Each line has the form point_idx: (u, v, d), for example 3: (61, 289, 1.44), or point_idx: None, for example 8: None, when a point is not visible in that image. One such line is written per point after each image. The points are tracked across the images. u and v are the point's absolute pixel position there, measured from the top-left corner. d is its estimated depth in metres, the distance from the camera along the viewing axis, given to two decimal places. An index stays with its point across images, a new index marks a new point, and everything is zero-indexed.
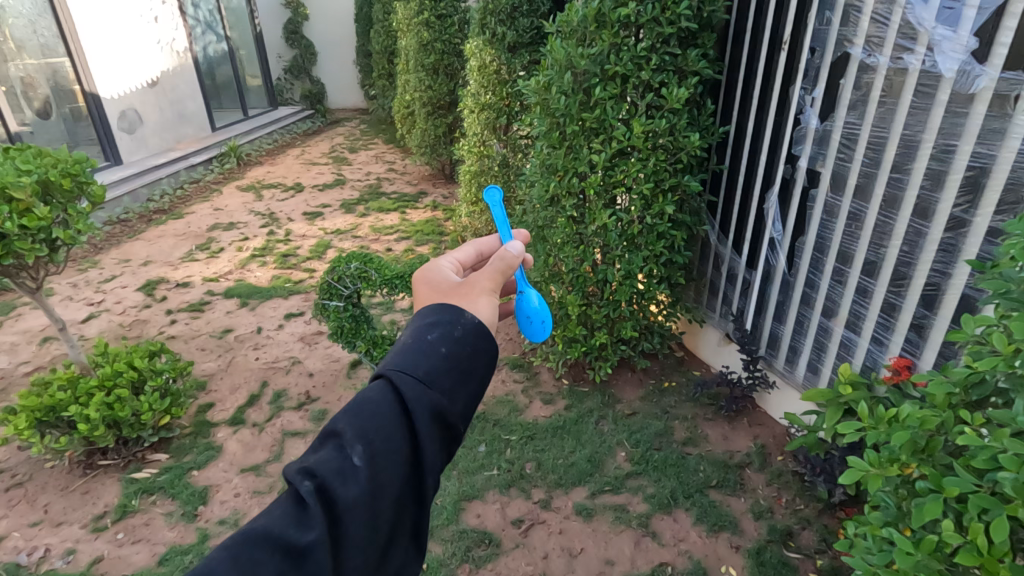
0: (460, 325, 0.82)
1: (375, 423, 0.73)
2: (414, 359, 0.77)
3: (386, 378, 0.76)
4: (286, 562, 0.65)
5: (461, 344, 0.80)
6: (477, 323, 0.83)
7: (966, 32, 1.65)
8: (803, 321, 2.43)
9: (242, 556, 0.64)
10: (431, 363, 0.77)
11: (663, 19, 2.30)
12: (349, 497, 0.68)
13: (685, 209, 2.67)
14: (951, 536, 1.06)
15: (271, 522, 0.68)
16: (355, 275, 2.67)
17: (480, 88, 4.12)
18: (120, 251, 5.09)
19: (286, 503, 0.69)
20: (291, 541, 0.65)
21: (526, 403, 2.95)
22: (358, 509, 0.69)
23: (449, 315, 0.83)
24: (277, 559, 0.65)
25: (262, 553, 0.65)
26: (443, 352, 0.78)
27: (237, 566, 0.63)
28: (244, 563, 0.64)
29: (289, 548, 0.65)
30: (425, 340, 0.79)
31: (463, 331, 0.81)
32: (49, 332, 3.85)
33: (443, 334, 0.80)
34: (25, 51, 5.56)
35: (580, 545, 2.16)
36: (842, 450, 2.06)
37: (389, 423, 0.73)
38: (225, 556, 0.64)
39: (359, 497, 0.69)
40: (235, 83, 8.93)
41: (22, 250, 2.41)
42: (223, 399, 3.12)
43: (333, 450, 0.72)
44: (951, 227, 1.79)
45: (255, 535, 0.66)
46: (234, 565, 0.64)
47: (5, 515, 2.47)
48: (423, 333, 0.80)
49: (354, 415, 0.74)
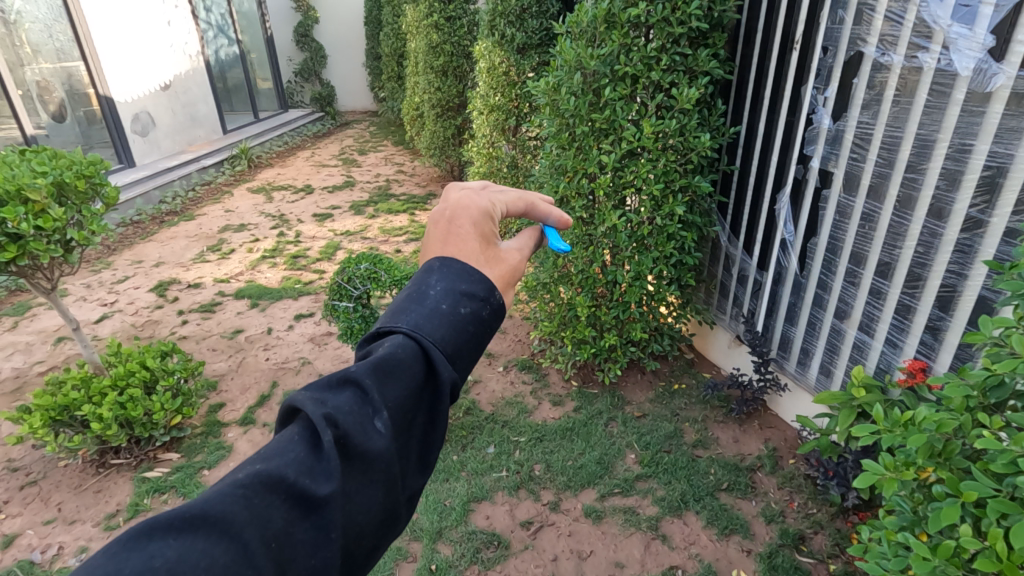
0: (490, 306, 0.77)
1: (401, 386, 0.67)
2: (444, 329, 0.72)
3: (414, 339, 0.70)
4: (297, 510, 0.61)
5: (487, 324, 0.76)
6: (501, 306, 0.79)
7: (982, 30, 1.62)
8: (815, 322, 2.40)
9: (256, 500, 0.59)
10: (459, 339, 0.73)
11: (673, 19, 2.29)
12: (370, 453, 0.64)
13: (695, 209, 2.65)
14: (969, 542, 1.04)
15: (284, 465, 0.62)
16: (364, 276, 2.68)
17: (490, 90, 4.13)
18: (132, 252, 5.15)
19: (300, 447, 0.63)
20: (307, 492, 0.61)
21: (534, 404, 2.95)
22: (374, 467, 0.65)
23: (481, 290, 0.78)
24: (288, 507, 0.60)
25: (274, 498, 0.60)
26: (470, 331, 0.74)
27: (251, 509, 0.59)
28: (257, 506, 0.59)
29: (303, 498, 0.61)
30: (458, 313, 0.74)
31: (490, 313, 0.77)
32: (63, 332, 3.90)
33: (474, 311, 0.76)
34: (41, 55, 5.62)
35: (589, 547, 2.15)
36: (856, 454, 2.03)
37: (414, 390, 0.69)
38: (238, 496, 0.59)
39: (380, 456, 0.65)
40: (246, 86, 9.01)
41: (37, 251, 2.44)
42: (234, 399, 3.14)
43: (352, 399, 0.66)
44: (967, 227, 1.77)
45: (268, 477, 0.61)
46: (246, 506, 0.59)
47: (19, 513, 2.49)
48: (455, 305, 0.74)
49: (380, 372, 0.67)
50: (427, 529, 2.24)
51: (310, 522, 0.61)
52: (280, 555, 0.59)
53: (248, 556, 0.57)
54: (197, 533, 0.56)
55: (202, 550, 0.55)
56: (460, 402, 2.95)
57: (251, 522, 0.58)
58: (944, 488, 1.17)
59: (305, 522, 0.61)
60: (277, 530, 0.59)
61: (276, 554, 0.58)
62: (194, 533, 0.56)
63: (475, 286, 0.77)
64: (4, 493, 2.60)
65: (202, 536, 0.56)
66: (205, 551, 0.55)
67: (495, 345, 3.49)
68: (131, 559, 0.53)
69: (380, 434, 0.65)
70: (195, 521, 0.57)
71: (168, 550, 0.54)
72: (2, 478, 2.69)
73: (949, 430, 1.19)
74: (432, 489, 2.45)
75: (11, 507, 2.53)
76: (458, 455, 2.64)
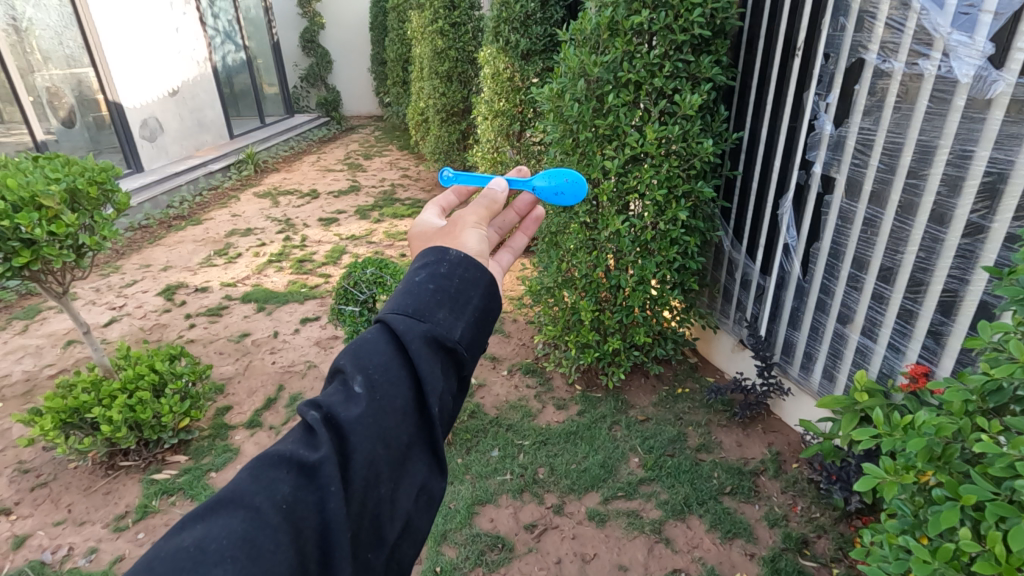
0: (446, 262, 0.81)
1: (373, 357, 0.72)
2: (403, 298, 0.77)
3: (380, 320, 0.76)
4: (302, 478, 0.63)
5: (448, 278, 0.79)
6: (462, 257, 0.82)
7: (982, 37, 1.64)
8: (819, 327, 2.41)
9: (262, 475, 0.63)
10: (421, 298, 0.76)
11: (675, 27, 2.31)
12: (351, 415, 0.67)
13: (698, 215, 2.66)
14: (969, 545, 1.05)
15: (284, 447, 0.66)
16: (370, 281, 2.72)
17: (494, 96, 4.17)
18: (141, 257, 5.20)
19: (298, 433, 0.68)
20: (302, 459, 0.64)
21: (539, 408, 2.97)
22: (363, 426, 0.67)
23: (434, 255, 0.82)
24: (292, 476, 0.63)
25: (279, 471, 0.64)
26: (430, 288, 0.77)
27: (257, 485, 0.62)
28: (264, 480, 0.63)
29: (302, 465, 0.64)
30: (413, 281, 0.78)
31: (449, 268, 0.80)
32: (72, 335, 3.94)
33: (431, 273, 0.79)
34: (51, 61, 5.69)
35: (593, 550, 2.16)
36: (859, 458, 2.04)
37: (387, 356, 0.72)
38: (247, 475, 0.64)
39: (361, 415, 0.67)
40: (252, 91, 9.10)
41: (50, 256, 2.48)
42: (241, 402, 3.17)
43: (338, 385, 0.71)
44: (969, 233, 1.78)
45: (271, 457, 0.65)
46: (254, 481, 0.63)
47: (30, 514, 2.53)
48: (412, 277, 0.79)
49: (352, 352, 0.73)
50: (432, 531, 2.26)
51: (315, 485, 0.63)
52: (293, 517, 0.61)
53: (261, 520, 0.60)
54: (218, 513, 0.61)
55: (223, 525, 0.59)
56: (465, 406, 2.97)
57: (260, 492, 0.62)
58: (944, 492, 1.18)
59: (310, 486, 0.63)
60: (286, 496, 0.62)
61: (288, 515, 0.61)
62: (214, 515, 0.60)
63: (427, 257, 0.83)
64: (15, 495, 2.64)
65: (221, 515, 0.60)
66: (225, 525, 0.59)
67: (499, 349, 3.52)
68: (165, 546, 0.58)
69: (359, 398, 0.69)
70: (214, 507, 0.61)
71: (194, 533, 0.59)
72: (13, 480, 2.73)
73: (947, 433, 1.21)
74: None
75: (23, 508, 2.56)
76: (463, 458, 2.66)
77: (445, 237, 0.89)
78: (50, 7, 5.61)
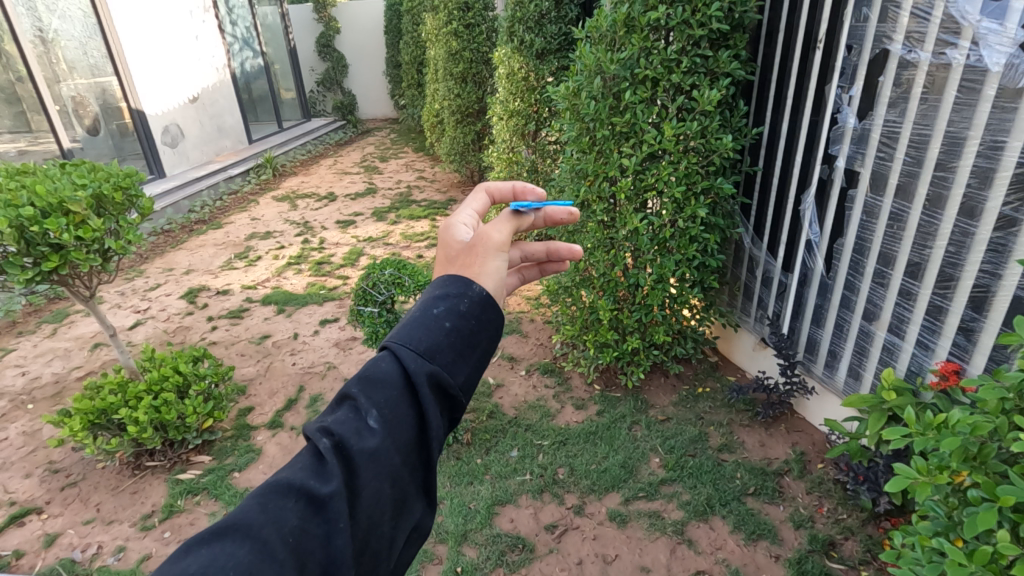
0: (468, 298, 0.78)
1: (385, 390, 0.70)
2: (418, 331, 0.74)
3: (391, 348, 0.73)
4: (310, 508, 0.64)
5: (466, 318, 0.76)
6: (483, 294, 0.79)
7: (1013, 25, 1.58)
8: (843, 324, 2.36)
9: (270, 504, 0.64)
10: (437, 338, 0.74)
11: (693, 21, 2.28)
12: (366, 450, 0.66)
13: (718, 211, 2.62)
14: (1006, 547, 1.02)
15: (293, 475, 0.67)
16: (389, 282, 2.73)
17: (510, 95, 4.15)
18: (163, 261, 5.30)
19: (306, 458, 0.68)
20: (313, 491, 0.64)
21: (558, 408, 2.95)
22: (375, 463, 0.67)
23: (456, 288, 0.79)
24: (300, 507, 0.64)
25: (287, 501, 0.64)
26: (447, 327, 0.75)
27: (265, 515, 0.63)
28: (271, 510, 0.63)
29: (311, 497, 0.64)
30: (431, 314, 0.76)
31: (468, 305, 0.77)
32: (99, 338, 4.02)
33: (450, 307, 0.77)
34: (76, 71, 5.82)
35: (614, 551, 2.14)
36: (888, 457, 1.98)
37: (398, 392, 0.70)
38: (255, 504, 0.64)
39: (375, 455, 0.67)
40: (270, 96, 9.21)
41: (78, 260, 2.54)
42: (263, 403, 3.21)
43: (348, 412, 0.70)
44: (1000, 226, 1.73)
45: (279, 486, 0.66)
46: (262, 511, 0.63)
47: (61, 513, 2.59)
48: (429, 307, 0.77)
49: (364, 381, 0.71)
50: (452, 532, 2.25)
51: (322, 518, 0.64)
52: (298, 549, 0.62)
53: (269, 554, 0.60)
54: (224, 541, 0.61)
55: (230, 554, 0.60)
56: (483, 406, 2.97)
57: (268, 523, 0.62)
58: (980, 492, 1.15)
59: (319, 518, 0.64)
60: (293, 528, 0.62)
61: (294, 549, 0.62)
62: (221, 541, 0.61)
63: (449, 287, 0.79)
64: (46, 494, 2.70)
65: (229, 542, 0.61)
66: (231, 554, 0.60)
67: (517, 349, 3.51)
68: (171, 568, 0.59)
69: (372, 431, 0.68)
70: (222, 532, 0.62)
71: (199, 558, 0.59)
72: (44, 479, 2.79)
73: (984, 432, 1.17)
74: (456, 492, 2.47)
75: (53, 507, 2.62)
76: (482, 458, 2.66)
77: (463, 263, 0.84)
78: (75, 18, 5.73)
